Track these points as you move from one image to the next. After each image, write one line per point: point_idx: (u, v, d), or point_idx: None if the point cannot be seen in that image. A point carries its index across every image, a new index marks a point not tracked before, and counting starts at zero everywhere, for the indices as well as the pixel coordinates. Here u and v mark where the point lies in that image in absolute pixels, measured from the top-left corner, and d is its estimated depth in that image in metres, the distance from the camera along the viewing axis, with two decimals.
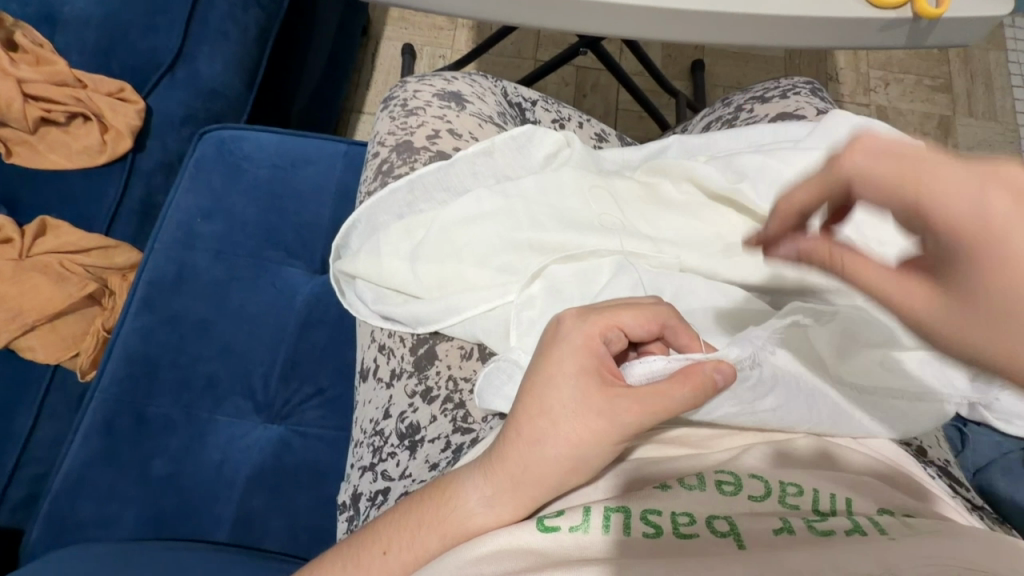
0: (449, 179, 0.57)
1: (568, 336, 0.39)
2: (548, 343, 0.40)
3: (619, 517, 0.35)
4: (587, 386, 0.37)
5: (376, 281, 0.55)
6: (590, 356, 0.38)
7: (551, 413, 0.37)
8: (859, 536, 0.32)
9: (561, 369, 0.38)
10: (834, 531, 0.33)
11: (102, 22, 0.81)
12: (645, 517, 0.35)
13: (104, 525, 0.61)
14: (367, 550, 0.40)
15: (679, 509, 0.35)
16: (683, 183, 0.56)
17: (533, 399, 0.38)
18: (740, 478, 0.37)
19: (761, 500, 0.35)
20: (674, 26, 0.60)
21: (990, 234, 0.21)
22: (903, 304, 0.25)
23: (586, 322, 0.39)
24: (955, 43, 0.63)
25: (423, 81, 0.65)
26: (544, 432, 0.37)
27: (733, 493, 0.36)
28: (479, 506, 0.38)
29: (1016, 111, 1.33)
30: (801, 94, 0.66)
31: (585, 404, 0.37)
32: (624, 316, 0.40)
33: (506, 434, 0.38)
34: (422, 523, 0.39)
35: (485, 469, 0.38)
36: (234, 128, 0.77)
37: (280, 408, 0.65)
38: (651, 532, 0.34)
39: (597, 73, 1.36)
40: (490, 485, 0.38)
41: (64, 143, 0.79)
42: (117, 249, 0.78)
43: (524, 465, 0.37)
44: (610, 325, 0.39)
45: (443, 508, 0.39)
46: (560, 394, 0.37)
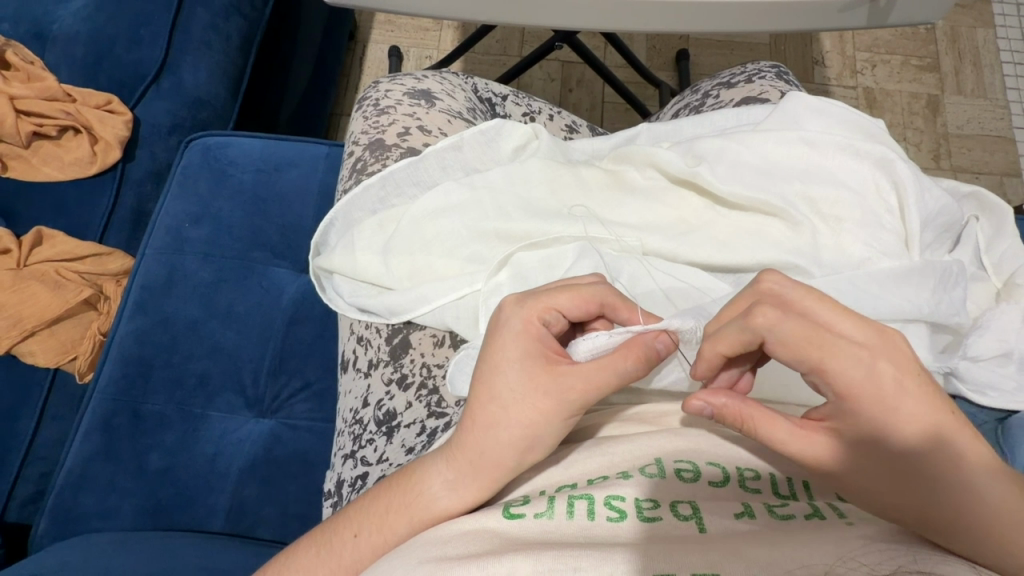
0: (418, 173, 0.59)
1: (510, 322, 0.40)
2: (492, 331, 0.41)
3: (582, 503, 0.34)
4: (532, 368, 0.39)
5: (351, 275, 0.57)
6: (533, 340, 0.39)
7: (500, 398, 0.39)
8: (817, 519, 0.32)
9: (505, 355, 0.39)
10: (793, 514, 0.33)
11: (89, 38, 0.84)
12: (609, 503, 0.34)
13: (105, 517, 0.64)
14: (338, 535, 0.41)
15: (643, 495, 0.34)
16: (647, 170, 0.57)
17: (482, 384, 0.39)
18: (699, 465, 0.36)
19: (720, 486, 0.35)
20: (634, 17, 0.61)
21: (799, 345, 0.32)
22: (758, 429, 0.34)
23: (524, 307, 0.40)
24: (918, 21, 0.64)
25: (394, 80, 0.67)
26: (497, 419, 0.38)
27: (692, 479, 0.35)
28: (443, 492, 0.39)
29: (1006, 87, 1.33)
30: (766, 78, 0.68)
31: (532, 384, 0.38)
32: (563, 300, 0.40)
33: (463, 420, 0.40)
34: (391, 508, 0.39)
35: (447, 456, 0.40)
36: (219, 134, 0.79)
37: (270, 403, 0.68)
38: (615, 516, 0.33)
39: (582, 67, 1.37)
40: (452, 468, 0.39)
41: (56, 156, 0.82)
42: (111, 256, 0.81)
43: (481, 448, 0.38)
44: (549, 309, 0.40)
45: (413, 493, 0.39)
46: (507, 379, 0.39)
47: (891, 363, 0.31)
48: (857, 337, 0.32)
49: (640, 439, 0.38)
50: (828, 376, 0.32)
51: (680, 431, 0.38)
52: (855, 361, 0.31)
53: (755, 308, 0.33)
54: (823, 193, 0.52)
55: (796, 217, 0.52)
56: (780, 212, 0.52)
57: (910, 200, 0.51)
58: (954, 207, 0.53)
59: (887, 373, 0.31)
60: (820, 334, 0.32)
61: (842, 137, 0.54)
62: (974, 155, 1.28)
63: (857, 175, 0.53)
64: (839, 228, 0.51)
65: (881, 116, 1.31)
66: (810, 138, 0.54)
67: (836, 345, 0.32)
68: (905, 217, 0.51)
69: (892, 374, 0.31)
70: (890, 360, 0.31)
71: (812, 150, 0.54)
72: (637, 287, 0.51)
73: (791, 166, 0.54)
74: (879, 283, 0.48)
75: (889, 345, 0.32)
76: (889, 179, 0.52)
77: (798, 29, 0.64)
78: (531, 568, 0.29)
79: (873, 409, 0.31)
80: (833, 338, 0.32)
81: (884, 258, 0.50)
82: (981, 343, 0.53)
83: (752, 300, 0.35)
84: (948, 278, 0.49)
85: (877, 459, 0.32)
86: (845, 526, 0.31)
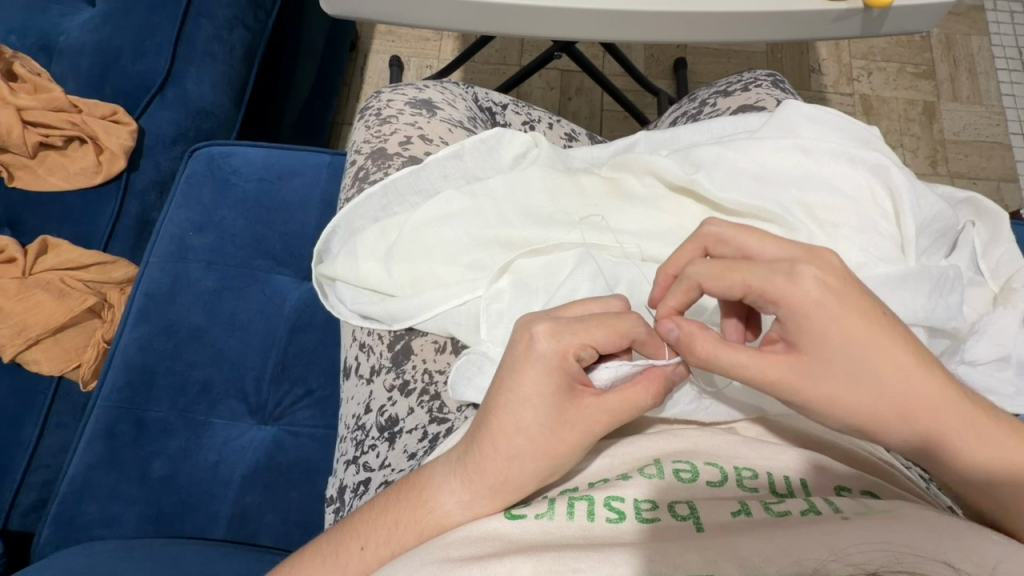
0: (421, 182, 0.60)
1: (543, 355, 0.39)
2: (521, 362, 0.39)
3: (582, 504, 0.34)
4: (561, 404, 0.39)
5: (354, 282, 0.58)
6: (563, 374, 0.39)
7: (527, 431, 0.38)
8: (813, 515, 0.33)
9: (536, 389, 0.38)
10: (790, 511, 0.33)
11: (95, 49, 0.85)
12: (609, 504, 0.34)
13: (108, 524, 0.64)
14: (345, 546, 0.41)
15: (642, 496, 0.35)
16: (645, 178, 0.58)
17: (507, 415, 0.39)
18: (697, 466, 0.37)
19: (718, 485, 0.36)
20: (630, 28, 0.63)
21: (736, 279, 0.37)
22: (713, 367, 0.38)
23: (561, 342, 0.39)
24: (911, 29, 0.65)
25: (395, 90, 0.68)
26: (521, 451, 0.38)
27: (691, 479, 0.36)
28: (455, 507, 0.39)
29: (1001, 94, 1.34)
30: (762, 87, 0.69)
31: (560, 419, 0.39)
32: (598, 335, 0.39)
33: (484, 447, 0.39)
34: (399, 520, 0.40)
35: (462, 475, 0.39)
36: (223, 144, 0.80)
37: (273, 410, 0.68)
38: (614, 517, 0.34)
39: (581, 76, 1.39)
40: (467, 488, 0.39)
41: (61, 165, 0.83)
42: (116, 264, 0.81)
43: (502, 475, 0.38)
44: (585, 345, 0.39)
45: (422, 502, 0.40)
46: (535, 413, 0.38)
47: (819, 285, 0.36)
48: (783, 257, 0.38)
49: (641, 441, 0.40)
50: (767, 297, 0.36)
51: (676, 433, 0.41)
52: (786, 280, 0.36)
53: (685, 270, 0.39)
54: (820, 200, 0.53)
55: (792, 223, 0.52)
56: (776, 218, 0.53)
57: (906, 206, 0.52)
58: (948, 213, 0.54)
59: (818, 293, 0.36)
60: (750, 268, 0.37)
61: (837, 145, 0.55)
62: (970, 161, 1.29)
63: (853, 182, 0.53)
64: (836, 233, 0.52)
65: (878, 122, 1.32)
66: (805, 145, 0.55)
67: (763, 273, 0.37)
68: (900, 223, 0.52)
69: (821, 293, 0.36)
70: (818, 282, 0.36)
71: (808, 157, 0.55)
72: (636, 293, 0.52)
73: (787, 173, 0.54)
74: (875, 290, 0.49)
75: (810, 268, 0.36)
76: (884, 186, 0.53)
77: (792, 38, 0.65)
78: (532, 567, 0.30)
79: (812, 331, 0.36)
80: (754, 266, 0.37)
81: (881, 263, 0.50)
82: (978, 348, 0.53)
83: (699, 244, 0.41)
84: (944, 283, 0.50)
85: (830, 373, 0.36)
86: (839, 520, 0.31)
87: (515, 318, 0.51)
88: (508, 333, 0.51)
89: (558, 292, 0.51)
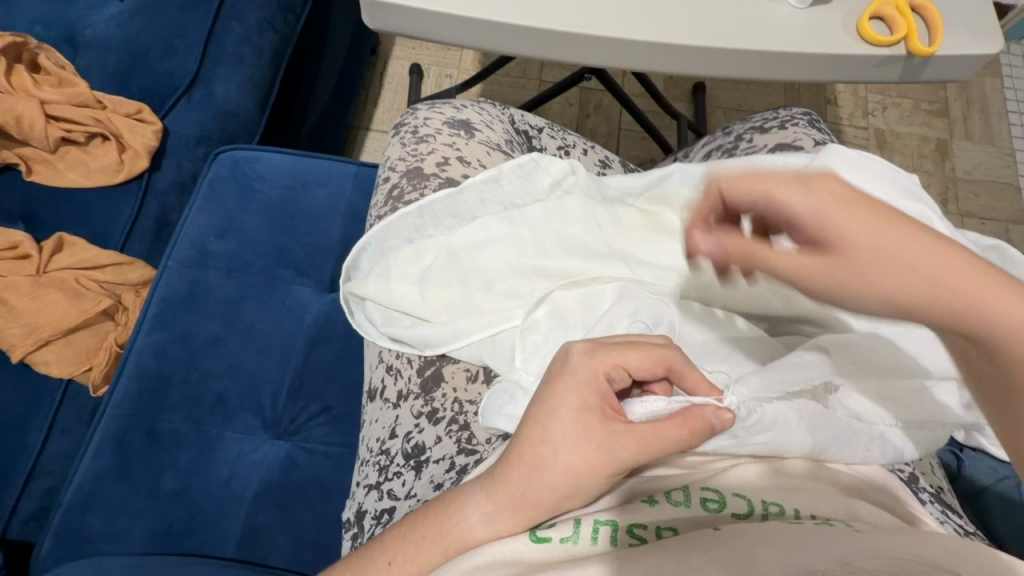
0: (458, 205, 0.59)
1: (574, 371, 0.39)
2: (554, 374, 0.40)
3: (605, 529, 0.37)
4: (589, 422, 0.38)
5: (385, 304, 0.57)
6: (594, 394, 0.39)
7: (552, 442, 0.38)
8: (824, 525, 0.36)
9: (565, 403, 0.39)
10: (804, 526, 0.36)
11: (123, 45, 0.83)
12: (630, 530, 0.37)
13: (113, 539, 0.62)
14: (372, 562, 0.41)
15: (664, 523, 0.38)
16: (683, 214, 0.57)
17: (536, 426, 0.39)
18: (724, 496, 0.39)
19: (744, 516, 0.38)
20: (673, 64, 0.63)
21: None
22: (691, 427, 0.38)
23: (594, 358, 0.39)
24: (948, 78, 0.65)
25: (432, 108, 0.67)
26: (545, 461, 0.38)
27: (717, 509, 0.38)
28: (479, 520, 0.39)
29: (1012, 136, 1.36)
30: (799, 125, 0.69)
31: (587, 435, 0.38)
32: (632, 358, 0.40)
33: (510, 457, 0.40)
34: (425, 536, 0.40)
35: (487, 486, 0.40)
36: (248, 148, 0.79)
37: (288, 425, 0.67)
38: (636, 542, 0.36)
39: (600, 94, 1.39)
40: (490, 499, 0.39)
41: (82, 162, 0.82)
42: (132, 266, 0.79)
43: (523, 486, 0.39)
44: (617, 365, 0.39)
45: (446, 523, 0.40)
46: (562, 427, 0.38)
47: None
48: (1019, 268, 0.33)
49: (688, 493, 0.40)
50: None
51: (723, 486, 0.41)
52: None
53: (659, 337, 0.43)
54: None
55: None
56: None
57: None
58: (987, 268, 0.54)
59: None
60: None
61: (881, 193, 0.55)
62: (980, 201, 1.30)
63: None
64: None
65: (892, 157, 1.34)
66: None
67: None
68: None
69: None
70: None
71: None
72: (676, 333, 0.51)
73: None
74: (912, 343, 0.49)
75: None
76: None
77: (832, 80, 0.65)
78: None
79: None
80: None
81: None
82: None
83: None
84: None
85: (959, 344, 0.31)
86: (847, 526, 0.34)
87: (550, 351, 0.51)
88: (544, 365, 0.50)
89: (597, 328, 0.51)
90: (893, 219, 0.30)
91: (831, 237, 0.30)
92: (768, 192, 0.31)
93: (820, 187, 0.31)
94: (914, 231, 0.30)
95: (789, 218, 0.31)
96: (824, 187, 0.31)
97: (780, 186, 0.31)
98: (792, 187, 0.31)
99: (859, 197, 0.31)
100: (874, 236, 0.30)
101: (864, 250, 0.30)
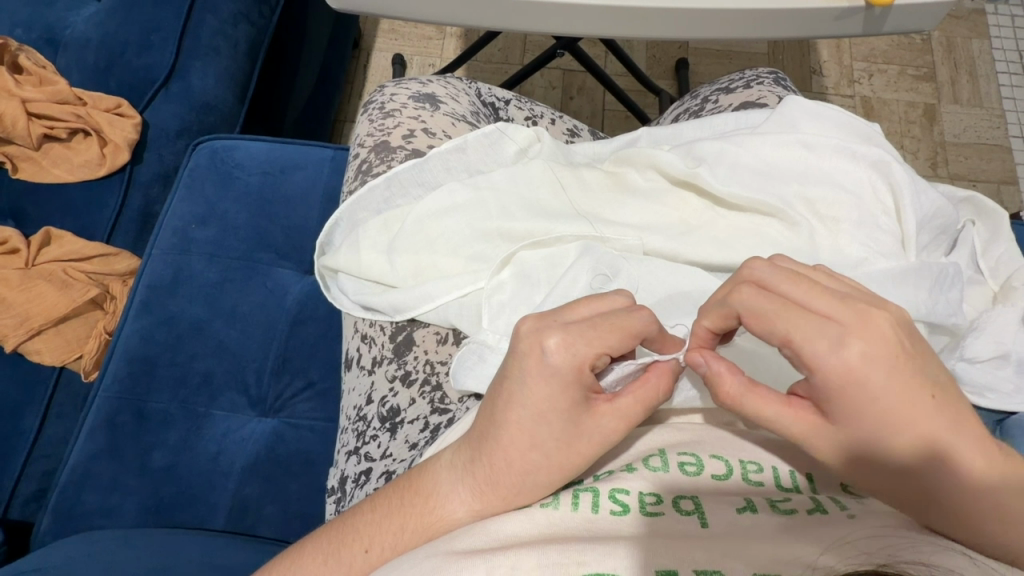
0: (423, 175, 0.60)
1: (557, 368, 0.37)
2: (534, 376, 0.37)
3: (587, 496, 0.35)
4: (578, 419, 0.37)
5: (356, 274, 0.58)
6: (578, 388, 0.37)
7: (543, 446, 0.37)
8: (819, 513, 0.33)
9: (550, 405, 0.37)
10: (796, 509, 0.33)
11: (100, 42, 0.85)
12: (613, 496, 0.34)
13: (107, 515, 0.65)
14: (347, 548, 0.40)
15: (647, 489, 0.35)
16: (648, 172, 0.58)
17: (521, 431, 0.37)
18: (702, 458, 0.37)
19: (723, 480, 0.36)
20: (633, 26, 0.63)
21: None
22: (663, 387, 0.39)
23: (576, 353, 0.37)
24: (911, 29, 0.65)
25: (400, 85, 0.68)
26: (536, 465, 0.37)
27: (695, 473, 0.36)
28: (467, 517, 0.37)
29: (1001, 98, 1.35)
30: (764, 84, 0.69)
31: (576, 430, 0.37)
32: (613, 343, 0.37)
33: (495, 462, 0.37)
34: (403, 527, 0.38)
35: (473, 485, 0.38)
36: (226, 137, 0.80)
37: (273, 402, 0.69)
38: (619, 510, 0.34)
39: (583, 76, 1.39)
40: (480, 498, 0.37)
41: (66, 158, 0.84)
42: (117, 257, 0.81)
43: (517, 489, 0.37)
44: (602, 353, 0.37)
45: (423, 508, 0.38)
46: (550, 429, 0.37)
47: (907, 401, 0.33)
48: (844, 320, 0.33)
49: (646, 436, 0.40)
50: None
51: (678, 427, 0.41)
52: (834, 340, 0.33)
53: (640, 307, 0.39)
54: (819, 194, 0.53)
55: (794, 217, 0.53)
56: (777, 213, 0.53)
57: (906, 202, 0.52)
58: (950, 210, 0.54)
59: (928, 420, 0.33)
60: None
61: (839, 140, 0.55)
62: (970, 163, 1.29)
63: (854, 176, 0.54)
64: (836, 227, 0.52)
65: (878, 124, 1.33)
66: (808, 140, 0.55)
67: None
68: (901, 219, 0.52)
69: (907, 410, 0.33)
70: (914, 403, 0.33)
71: (810, 152, 0.55)
72: (637, 286, 0.52)
73: (791, 167, 0.55)
74: (876, 285, 0.49)
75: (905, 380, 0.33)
76: (885, 181, 0.54)
77: (794, 36, 0.65)
78: (531, 562, 0.30)
79: None
80: None
81: (886, 257, 0.51)
82: (976, 345, 0.53)
83: None
84: (945, 277, 0.50)
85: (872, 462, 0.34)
86: (847, 521, 0.32)
87: (515, 311, 0.52)
88: (510, 324, 0.51)
89: (560, 284, 0.51)
90: (910, 373, 0.33)
91: (831, 378, 0.33)
92: (779, 309, 0.34)
93: (838, 334, 0.33)
94: (914, 386, 0.33)
95: (785, 339, 0.34)
96: (856, 339, 0.33)
97: (797, 321, 0.34)
98: (816, 306, 0.34)
99: (889, 347, 0.33)
100: (885, 388, 0.33)
101: (850, 407, 0.33)
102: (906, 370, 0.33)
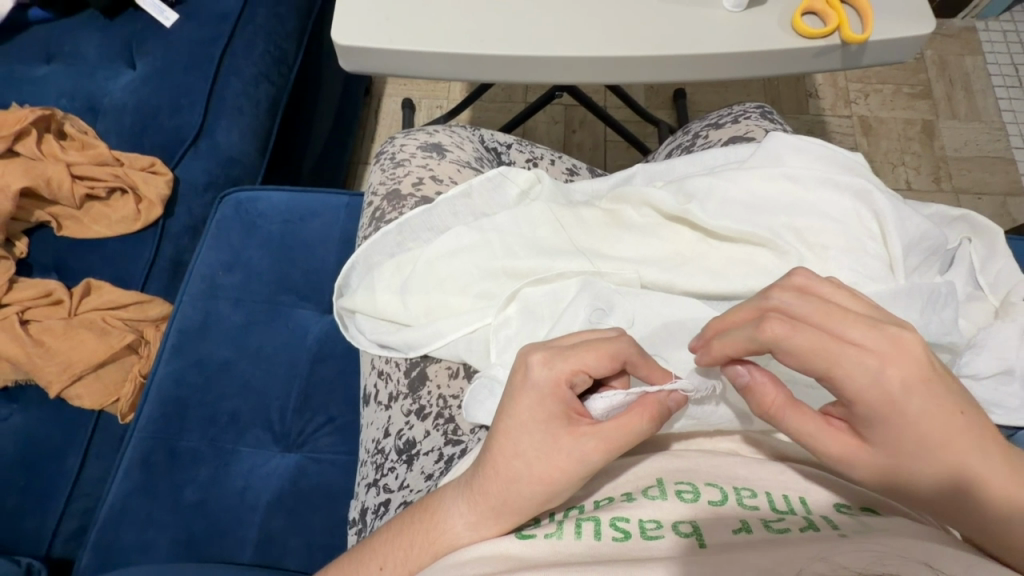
0: (432, 219, 0.64)
1: (537, 383, 0.40)
2: (517, 390, 0.41)
3: (589, 524, 0.37)
4: (555, 431, 0.39)
5: (372, 314, 0.62)
6: (556, 402, 0.40)
7: (524, 455, 0.39)
8: (812, 531, 0.35)
9: (530, 415, 0.40)
10: (789, 528, 0.35)
11: (135, 107, 0.93)
12: (614, 524, 0.37)
13: (143, 550, 0.68)
14: (363, 567, 0.42)
15: (647, 516, 0.37)
16: (643, 209, 0.61)
17: (508, 441, 0.40)
18: (698, 486, 0.38)
19: (720, 505, 0.37)
20: (624, 72, 0.67)
21: None
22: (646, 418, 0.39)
23: (554, 368, 0.40)
24: (892, 60, 0.68)
25: (409, 136, 0.74)
26: (519, 475, 0.39)
27: (692, 500, 0.38)
28: (466, 531, 0.40)
29: (999, 111, 1.37)
30: (751, 118, 0.73)
31: (553, 444, 0.39)
32: (590, 359, 0.40)
33: (487, 471, 0.40)
34: (413, 544, 0.41)
35: (468, 497, 0.41)
36: (250, 189, 0.86)
37: (296, 437, 0.72)
38: (620, 536, 0.36)
39: (584, 110, 1.45)
40: (474, 509, 0.40)
41: (104, 214, 0.91)
42: (151, 303, 0.87)
43: (504, 497, 0.39)
44: (578, 370, 0.40)
45: (431, 530, 0.41)
46: (532, 438, 0.39)
47: (939, 426, 0.34)
48: (871, 345, 0.34)
49: (646, 461, 0.42)
50: None
51: (680, 453, 0.42)
52: (867, 369, 0.34)
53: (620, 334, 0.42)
54: (807, 224, 0.56)
55: (783, 247, 0.56)
56: (768, 243, 0.56)
57: (891, 227, 0.55)
58: (937, 232, 0.56)
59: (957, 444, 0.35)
60: None
61: (822, 172, 0.58)
62: (973, 177, 1.31)
63: (840, 206, 0.57)
64: (825, 254, 0.55)
65: (876, 142, 1.36)
66: (793, 173, 0.59)
67: None
68: (887, 242, 0.55)
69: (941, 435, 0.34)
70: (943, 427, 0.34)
71: (796, 184, 0.58)
72: (636, 317, 0.54)
73: (779, 199, 0.58)
74: None
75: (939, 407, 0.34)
76: (869, 209, 0.56)
77: (778, 74, 0.69)
78: None
79: None
80: None
81: (874, 281, 0.53)
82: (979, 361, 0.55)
83: None
84: (935, 297, 0.51)
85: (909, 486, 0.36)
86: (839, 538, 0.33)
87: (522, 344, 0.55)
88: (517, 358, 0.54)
89: (561, 319, 0.55)
90: (940, 392, 0.35)
91: (867, 405, 0.35)
92: (823, 341, 0.35)
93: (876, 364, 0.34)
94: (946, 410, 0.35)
95: (828, 371, 0.35)
96: (894, 367, 0.34)
97: (838, 351, 0.34)
98: (853, 334, 0.35)
99: (921, 373, 0.34)
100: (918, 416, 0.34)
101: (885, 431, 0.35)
102: (939, 396, 0.34)
